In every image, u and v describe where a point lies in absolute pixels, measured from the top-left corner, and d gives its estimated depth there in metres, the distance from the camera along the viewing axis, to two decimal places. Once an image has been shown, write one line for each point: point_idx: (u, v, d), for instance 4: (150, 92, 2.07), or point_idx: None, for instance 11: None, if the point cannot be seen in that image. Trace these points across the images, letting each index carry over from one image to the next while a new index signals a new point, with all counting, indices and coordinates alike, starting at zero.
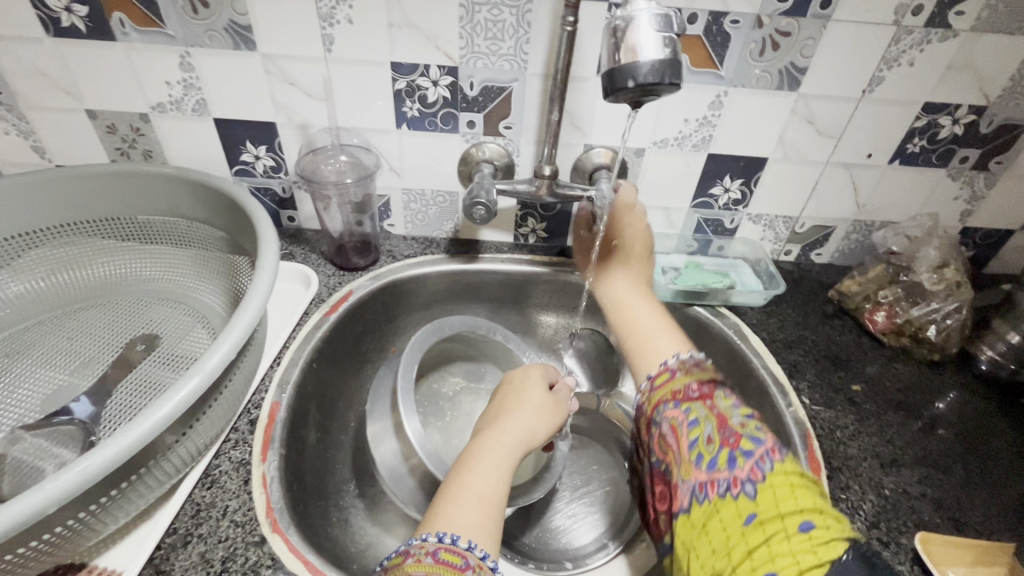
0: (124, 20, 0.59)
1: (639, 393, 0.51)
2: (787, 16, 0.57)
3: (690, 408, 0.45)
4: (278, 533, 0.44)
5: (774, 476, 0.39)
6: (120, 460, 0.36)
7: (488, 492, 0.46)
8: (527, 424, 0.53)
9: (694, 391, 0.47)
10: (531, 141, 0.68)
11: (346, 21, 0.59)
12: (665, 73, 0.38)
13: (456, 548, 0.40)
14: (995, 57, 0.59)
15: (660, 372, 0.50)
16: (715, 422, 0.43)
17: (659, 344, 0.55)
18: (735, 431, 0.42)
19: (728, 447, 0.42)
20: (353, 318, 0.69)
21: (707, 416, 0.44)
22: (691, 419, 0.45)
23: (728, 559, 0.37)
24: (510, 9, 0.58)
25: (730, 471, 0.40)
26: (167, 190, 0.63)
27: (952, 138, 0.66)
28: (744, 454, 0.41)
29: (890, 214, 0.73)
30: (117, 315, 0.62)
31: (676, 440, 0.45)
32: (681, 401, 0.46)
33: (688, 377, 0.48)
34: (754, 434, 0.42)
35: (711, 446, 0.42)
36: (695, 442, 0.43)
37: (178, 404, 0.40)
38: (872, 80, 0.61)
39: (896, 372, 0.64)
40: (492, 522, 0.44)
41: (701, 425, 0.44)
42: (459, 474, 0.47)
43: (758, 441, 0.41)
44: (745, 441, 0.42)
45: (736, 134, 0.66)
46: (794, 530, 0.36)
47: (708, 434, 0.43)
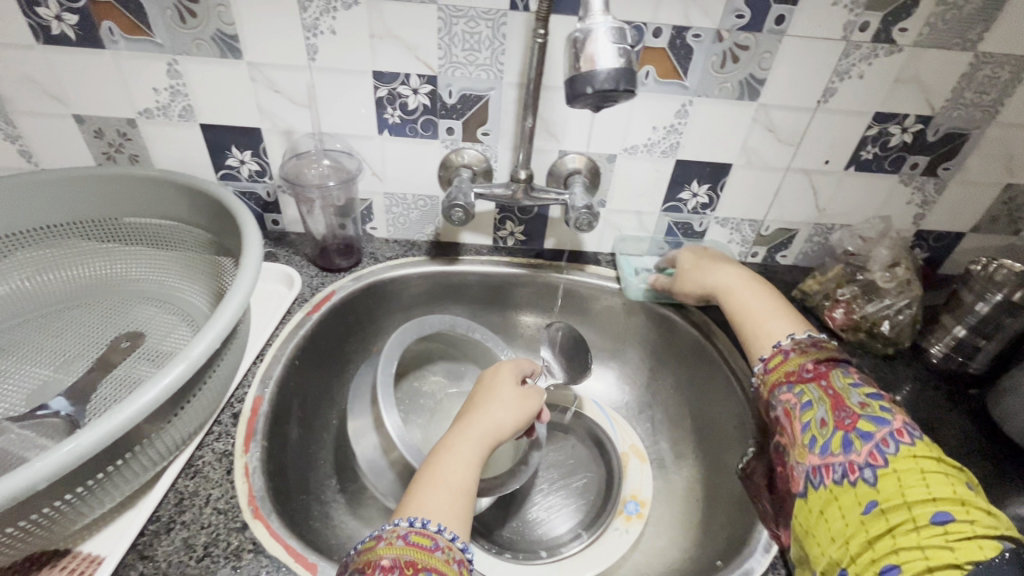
0: (114, 29, 0.61)
1: (755, 376, 0.56)
2: (745, 31, 0.61)
3: (804, 392, 0.50)
4: (259, 520, 0.46)
5: (896, 460, 0.42)
6: (106, 442, 0.38)
7: (458, 481, 0.48)
8: (499, 418, 0.55)
9: (810, 373, 0.52)
10: (508, 147, 0.71)
11: (329, 32, 0.62)
12: (620, 81, 0.42)
13: (426, 531, 0.42)
14: (938, 70, 0.64)
15: (774, 354, 0.56)
16: (830, 405, 0.48)
17: (772, 327, 0.59)
18: (852, 414, 0.46)
19: (844, 429, 0.46)
20: (335, 318, 0.71)
21: (821, 400, 0.49)
22: (806, 402, 0.50)
23: (846, 545, 0.42)
24: (486, 22, 0.61)
25: (846, 455, 0.45)
26: (153, 192, 0.65)
27: (903, 145, 0.70)
28: (861, 437, 0.45)
29: (849, 217, 0.77)
30: (101, 314, 0.63)
31: (793, 423, 0.50)
32: (797, 385, 0.52)
33: (804, 360, 0.53)
34: (875, 417, 0.46)
35: (826, 429, 0.47)
36: (810, 425, 0.48)
37: (162, 390, 0.42)
38: (826, 91, 0.66)
39: (854, 366, 0.67)
40: (462, 510, 0.46)
41: (815, 407, 0.49)
42: (431, 464, 0.50)
43: (879, 424, 0.45)
44: (862, 424, 0.45)
45: (702, 142, 0.70)
46: (922, 523, 0.39)
47: (822, 417, 0.48)
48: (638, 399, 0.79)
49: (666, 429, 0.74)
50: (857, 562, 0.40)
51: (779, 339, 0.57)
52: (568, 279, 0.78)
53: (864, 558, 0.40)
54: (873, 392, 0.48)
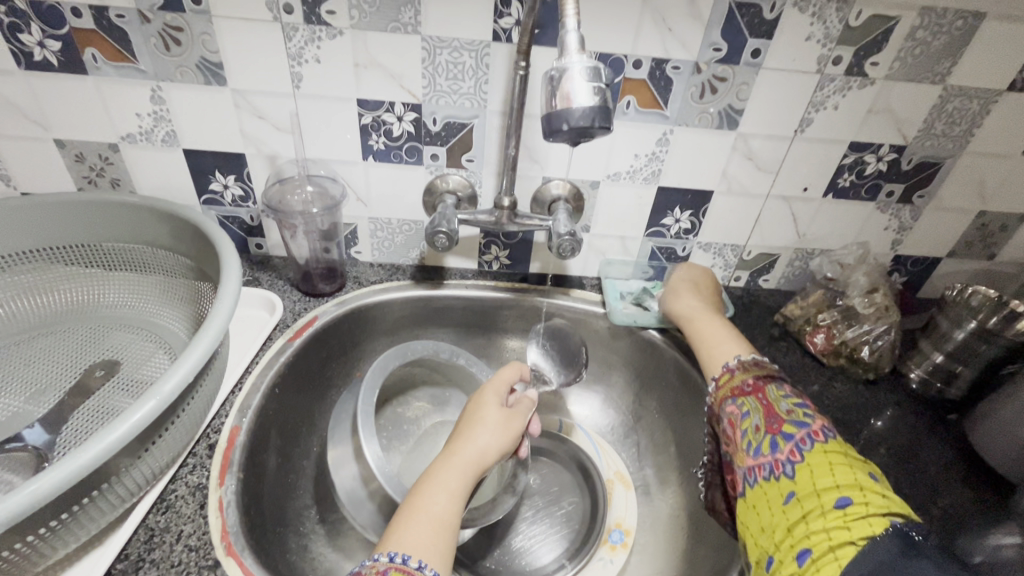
0: (97, 55, 0.62)
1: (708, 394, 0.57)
2: (722, 63, 0.63)
3: (743, 402, 0.52)
4: (232, 557, 0.45)
5: (813, 456, 0.45)
6: (71, 482, 0.37)
7: (441, 513, 0.47)
8: (483, 443, 0.54)
9: (749, 387, 0.53)
10: (492, 173, 0.72)
11: (314, 60, 0.62)
12: (596, 118, 0.43)
13: (405, 567, 0.41)
14: (909, 102, 0.66)
15: (722, 372, 0.56)
16: (763, 413, 0.50)
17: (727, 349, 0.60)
18: (780, 418, 0.48)
19: (773, 433, 0.48)
20: (317, 344, 0.70)
21: (757, 409, 0.50)
22: (744, 411, 0.51)
23: (772, 534, 0.43)
24: (469, 53, 0.62)
25: (773, 454, 0.47)
26: (134, 217, 0.64)
27: (878, 173, 0.72)
28: (786, 437, 0.47)
29: (828, 242, 0.78)
30: (77, 341, 0.62)
31: (732, 431, 0.51)
32: (737, 396, 0.53)
33: (745, 374, 0.54)
34: (800, 420, 0.48)
35: (759, 433, 0.49)
36: (745, 431, 0.50)
37: (132, 426, 0.40)
38: (802, 121, 0.67)
39: (836, 391, 0.68)
40: (444, 543, 0.45)
41: (751, 416, 0.50)
42: (414, 497, 0.49)
43: (800, 426, 0.47)
44: (788, 428, 0.47)
45: (683, 169, 0.71)
46: (829, 507, 0.41)
47: (756, 423, 0.49)
48: (623, 424, 0.78)
49: (651, 455, 0.74)
50: (779, 550, 0.42)
51: (728, 360, 0.58)
52: (552, 304, 0.78)
53: (785, 544, 0.42)
54: (800, 402, 0.50)
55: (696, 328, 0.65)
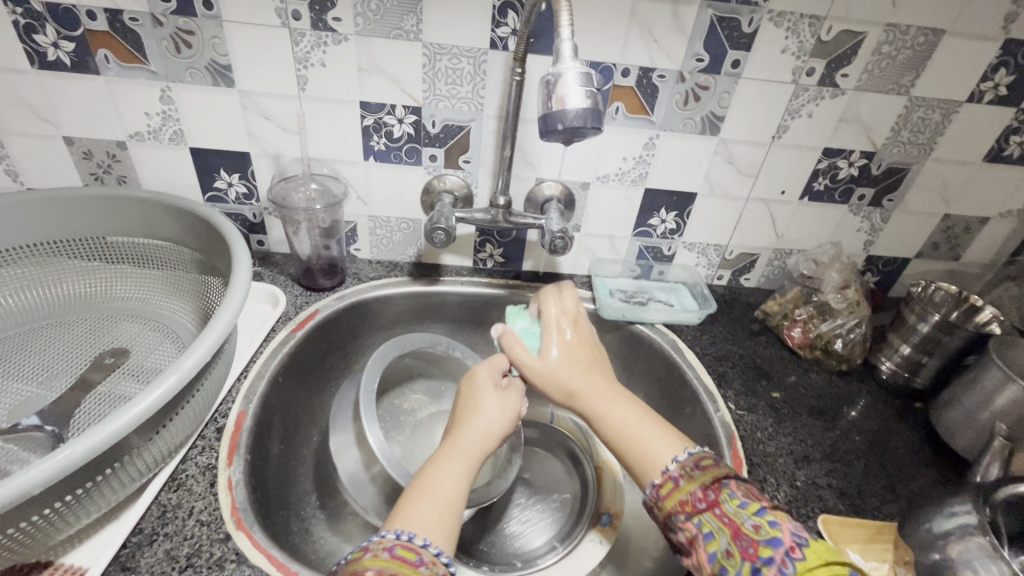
0: (109, 56, 0.64)
1: (647, 499, 0.50)
2: (705, 72, 0.67)
3: (700, 520, 0.45)
4: (242, 531, 0.47)
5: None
6: (99, 451, 0.39)
7: (447, 494, 0.50)
8: (484, 429, 0.57)
9: (701, 500, 0.46)
10: (488, 174, 0.75)
11: (320, 64, 0.65)
12: (588, 119, 0.46)
13: (412, 546, 0.43)
14: (877, 111, 0.71)
15: (664, 480, 0.49)
16: (729, 533, 0.43)
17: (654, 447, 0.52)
18: (750, 540, 0.42)
19: (748, 560, 0.41)
20: (318, 336, 0.72)
21: (720, 527, 0.44)
22: (705, 531, 0.45)
23: None
24: (468, 59, 0.65)
25: None
26: (141, 212, 0.66)
27: (850, 178, 0.77)
28: (765, 564, 0.40)
29: (805, 243, 0.83)
30: (84, 331, 0.64)
31: (697, 553, 0.45)
32: (692, 514, 0.46)
33: (691, 485, 0.48)
34: (770, 536, 0.42)
35: (732, 559, 0.42)
36: (715, 556, 0.43)
37: (154, 401, 0.43)
38: (779, 128, 0.72)
39: (812, 382, 0.72)
40: (450, 522, 0.48)
41: (716, 538, 0.44)
42: (421, 479, 0.51)
43: (774, 544, 0.41)
44: (762, 548, 0.41)
45: (668, 172, 0.75)
46: None
47: (726, 548, 0.43)
48: None
49: None
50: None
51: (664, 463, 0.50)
52: None
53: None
54: (761, 506, 0.44)
55: (608, 425, 0.56)
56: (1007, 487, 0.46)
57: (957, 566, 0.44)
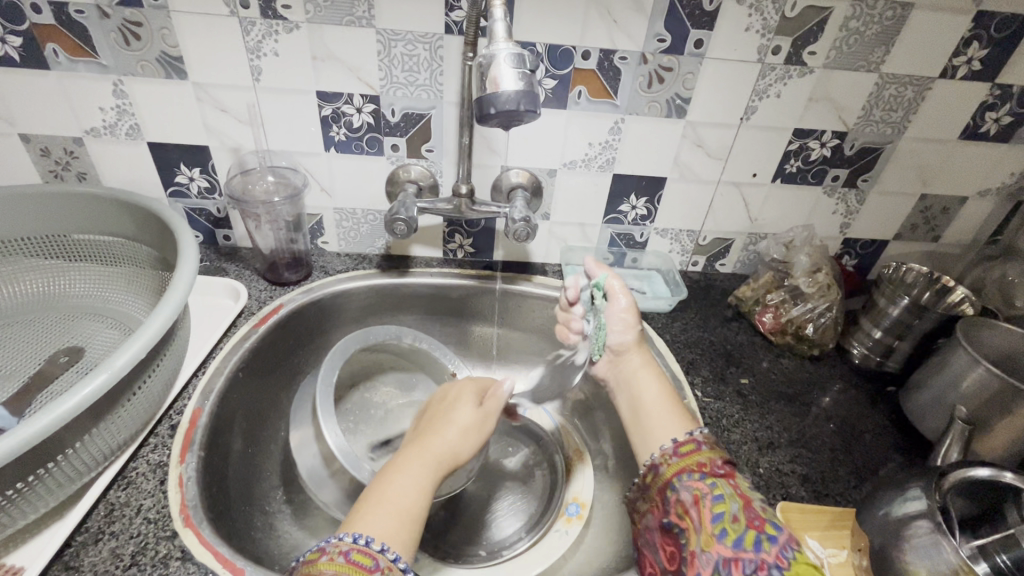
0: (58, 50, 0.63)
1: (658, 454, 0.51)
2: (667, 53, 0.65)
3: (716, 484, 0.45)
4: (190, 528, 0.47)
5: (800, 564, 0.39)
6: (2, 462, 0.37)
7: (407, 502, 0.46)
8: (449, 442, 0.53)
9: (720, 469, 0.47)
10: (452, 162, 0.74)
11: (272, 54, 0.64)
12: (522, 101, 0.47)
13: (369, 550, 0.40)
14: (847, 90, 0.69)
15: (687, 440, 0.50)
16: (741, 502, 0.43)
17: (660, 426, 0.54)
18: (761, 515, 0.42)
19: (755, 528, 0.41)
20: (282, 331, 0.72)
21: (732, 495, 0.44)
22: (716, 494, 0.44)
23: None
24: (423, 45, 0.64)
25: (757, 552, 0.40)
26: (97, 209, 0.66)
27: (823, 159, 0.75)
28: (771, 539, 0.40)
29: (779, 227, 0.81)
30: (42, 329, 0.63)
31: (698, 511, 0.44)
32: (707, 476, 0.46)
33: (715, 454, 0.48)
34: (777, 521, 0.42)
35: (736, 524, 0.42)
36: (719, 516, 0.43)
37: (71, 408, 0.40)
38: (747, 109, 0.70)
39: (783, 367, 0.71)
40: (410, 531, 0.44)
41: (726, 501, 0.44)
42: (380, 484, 0.48)
43: (780, 529, 0.42)
44: (769, 526, 0.41)
45: (636, 157, 0.74)
46: None
47: (734, 512, 0.42)
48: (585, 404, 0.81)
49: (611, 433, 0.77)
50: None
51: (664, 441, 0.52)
52: (514, 288, 0.80)
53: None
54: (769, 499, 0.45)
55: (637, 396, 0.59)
56: (960, 471, 0.46)
57: (907, 552, 0.43)
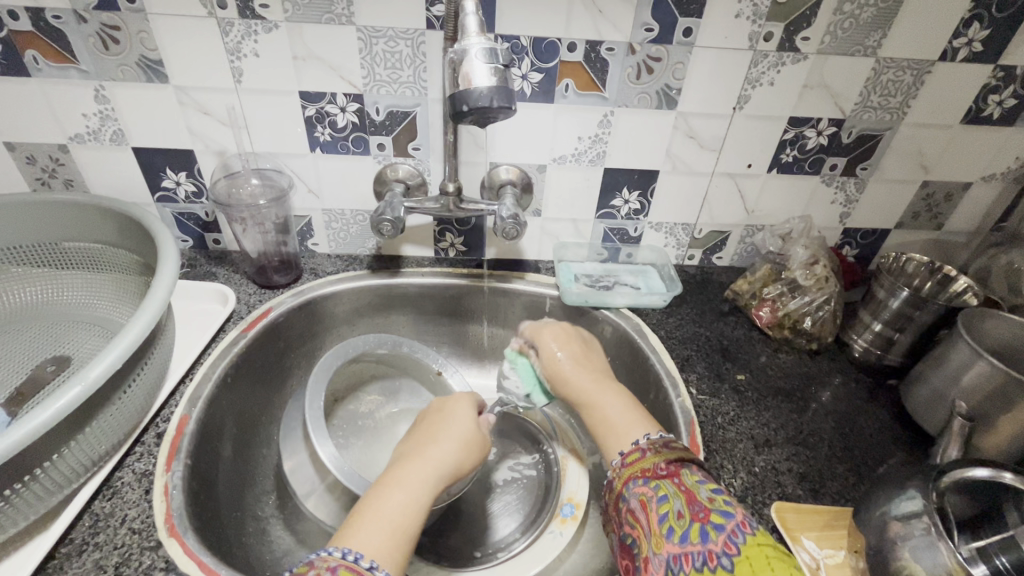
0: (38, 57, 0.62)
1: (610, 467, 0.49)
2: (655, 43, 0.64)
3: (658, 485, 0.44)
4: (175, 538, 0.46)
5: (748, 548, 0.38)
6: None
7: (400, 519, 0.44)
8: (438, 457, 0.51)
9: (663, 469, 0.45)
10: (439, 160, 0.73)
11: (253, 55, 0.63)
12: (494, 98, 0.46)
13: (356, 567, 0.39)
14: (843, 76, 0.67)
15: (630, 450, 0.48)
16: (684, 498, 0.42)
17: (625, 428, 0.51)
18: (705, 506, 0.41)
19: (699, 520, 0.40)
20: (272, 335, 0.71)
21: (675, 493, 0.43)
22: (660, 495, 0.44)
23: None
24: (405, 41, 0.63)
25: (703, 544, 0.39)
26: (80, 217, 0.66)
27: (820, 147, 0.73)
28: (716, 526, 0.40)
29: (776, 218, 0.80)
30: (30, 338, 0.63)
31: (648, 518, 0.43)
32: (650, 478, 0.45)
33: (658, 456, 0.46)
34: (724, 508, 0.41)
35: (681, 520, 0.41)
36: (665, 516, 0.42)
37: (43, 422, 0.40)
38: (740, 98, 0.68)
39: (781, 362, 0.69)
40: (401, 550, 0.43)
41: (670, 500, 0.43)
42: (371, 496, 0.46)
43: (728, 516, 0.41)
44: (715, 515, 0.41)
45: (627, 150, 0.72)
46: None
47: (678, 509, 0.42)
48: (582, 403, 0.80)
49: None
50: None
51: (638, 437, 0.49)
52: (507, 287, 0.79)
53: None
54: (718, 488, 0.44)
55: (597, 410, 0.54)
56: (959, 471, 0.44)
57: (902, 552, 0.42)
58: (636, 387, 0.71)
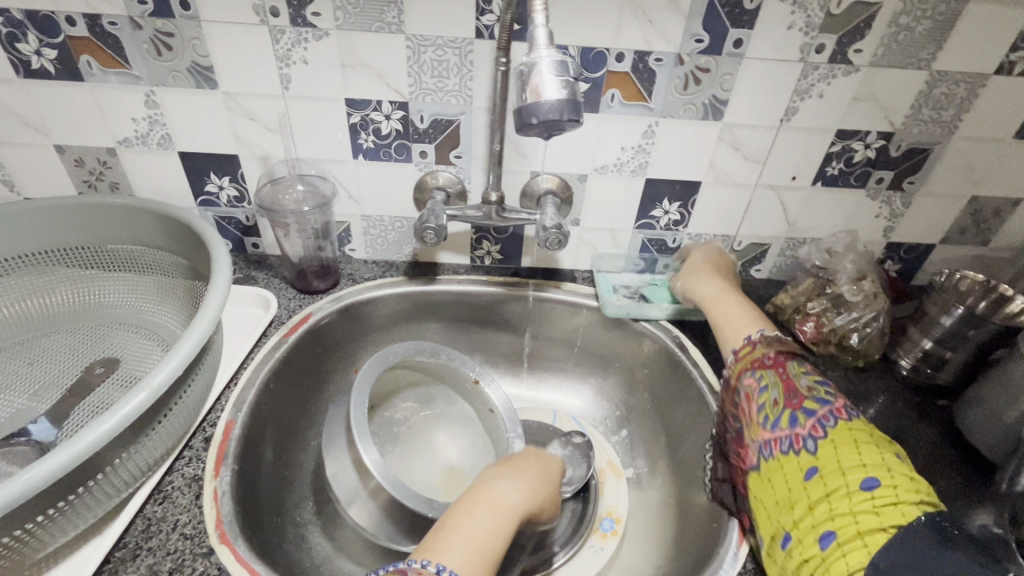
0: (91, 62, 0.63)
1: (727, 366, 0.63)
2: (704, 54, 0.63)
3: (762, 376, 0.57)
4: (226, 545, 0.47)
5: (834, 432, 0.50)
6: (49, 481, 0.38)
7: (484, 535, 0.46)
8: (517, 488, 0.53)
9: (769, 361, 0.58)
10: (481, 169, 0.73)
11: (302, 62, 0.63)
12: (564, 110, 0.47)
13: None
14: (895, 89, 0.66)
15: (744, 346, 0.62)
16: (781, 388, 0.55)
17: (731, 328, 0.64)
18: (799, 395, 0.53)
19: (792, 408, 0.53)
20: (311, 340, 0.71)
21: (775, 384, 0.56)
22: (762, 385, 0.57)
23: (792, 511, 0.48)
24: (453, 50, 0.63)
25: (792, 429, 0.52)
26: (128, 219, 0.67)
27: (867, 161, 0.72)
28: (807, 413, 0.52)
29: (818, 231, 0.78)
30: (78, 340, 0.64)
31: (750, 406, 0.57)
32: (757, 369, 0.58)
33: (766, 349, 0.59)
34: (820, 398, 0.53)
35: (776, 408, 0.54)
36: (763, 406, 0.55)
37: (112, 427, 0.42)
38: (787, 110, 0.67)
39: (827, 379, 0.68)
40: (486, 564, 0.45)
41: (770, 390, 0.56)
42: (455, 513, 0.49)
43: (821, 404, 0.52)
44: (807, 404, 0.53)
45: (669, 161, 0.72)
46: (855, 488, 0.45)
47: (775, 398, 0.55)
48: (617, 415, 0.80)
49: (643, 445, 0.75)
50: (799, 528, 0.47)
51: (749, 331, 0.63)
52: (544, 296, 0.79)
53: (804, 522, 0.46)
54: (819, 380, 0.56)
55: (717, 312, 0.67)
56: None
57: None
58: (676, 399, 0.71)
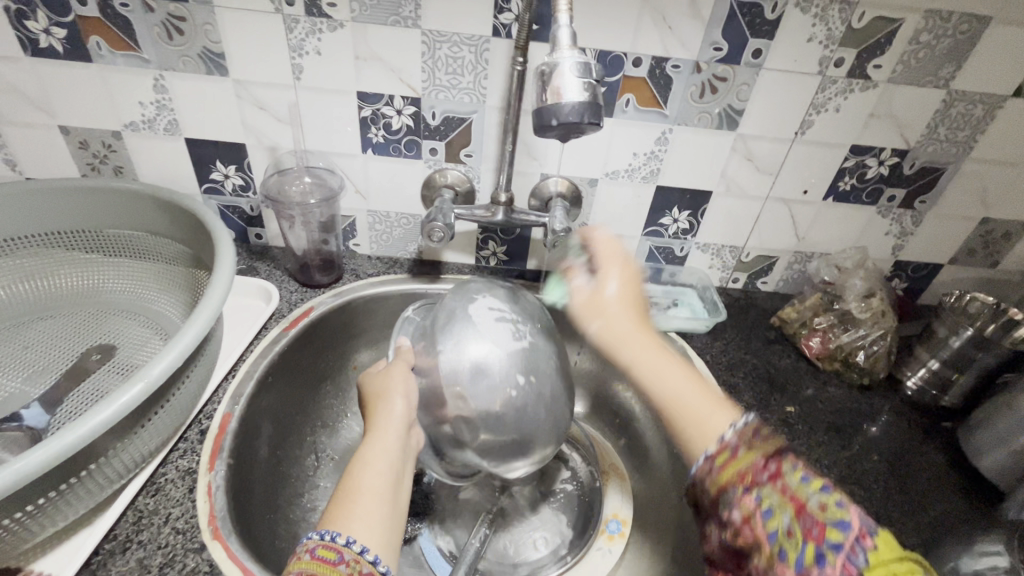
0: (101, 43, 0.62)
1: (705, 468, 0.40)
2: (723, 62, 0.63)
3: (758, 493, 0.36)
4: (218, 541, 0.46)
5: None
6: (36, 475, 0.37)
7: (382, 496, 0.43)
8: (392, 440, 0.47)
9: (763, 471, 0.37)
10: (491, 169, 0.72)
11: (315, 52, 0.63)
12: (584, 114, 0.46)
13: (334, 544, 0.37)
14: (913, 106, 0.65)
15: (720, 448, 0.40)
16: (792, 510, 0.35)
17: (699, 418, 0.44)
18: (818, 520, 0.34)
19: (814, 542, 0.33)
20: (312, 334, 0.70)
21: (781, 504, 0.35)
22: (764, 509, 0.36)
23: None
24: (469, 47, 0.62)
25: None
26: (132, 204, 0.65)
27: (880, 177, 0.71)
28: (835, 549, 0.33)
29: (828, 246, 0.78)
30: (76, 325, 0.63)
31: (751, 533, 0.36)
32: (750, 485, 0.37)
33: (753, 453, 0.38)
34: (839, 518, 0.34)
35: (792, 540, 0.34)
36: (773, 537, 0.35)
37: (105, 419, 0.40)
38: (803, 123, 0.67)
39: (830, 395, 0.68)
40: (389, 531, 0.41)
41: (776, 515, 0.35)
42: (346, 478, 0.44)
43: (846, 529, 0.33)
44: (833, 531, 0.33)
45: (681, 168, 0.71)
46: None
47: (787, 526, 0.34)
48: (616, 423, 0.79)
49: None
50: None
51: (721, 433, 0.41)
52: None
53: None
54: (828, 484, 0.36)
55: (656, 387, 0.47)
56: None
57: None
58: None
